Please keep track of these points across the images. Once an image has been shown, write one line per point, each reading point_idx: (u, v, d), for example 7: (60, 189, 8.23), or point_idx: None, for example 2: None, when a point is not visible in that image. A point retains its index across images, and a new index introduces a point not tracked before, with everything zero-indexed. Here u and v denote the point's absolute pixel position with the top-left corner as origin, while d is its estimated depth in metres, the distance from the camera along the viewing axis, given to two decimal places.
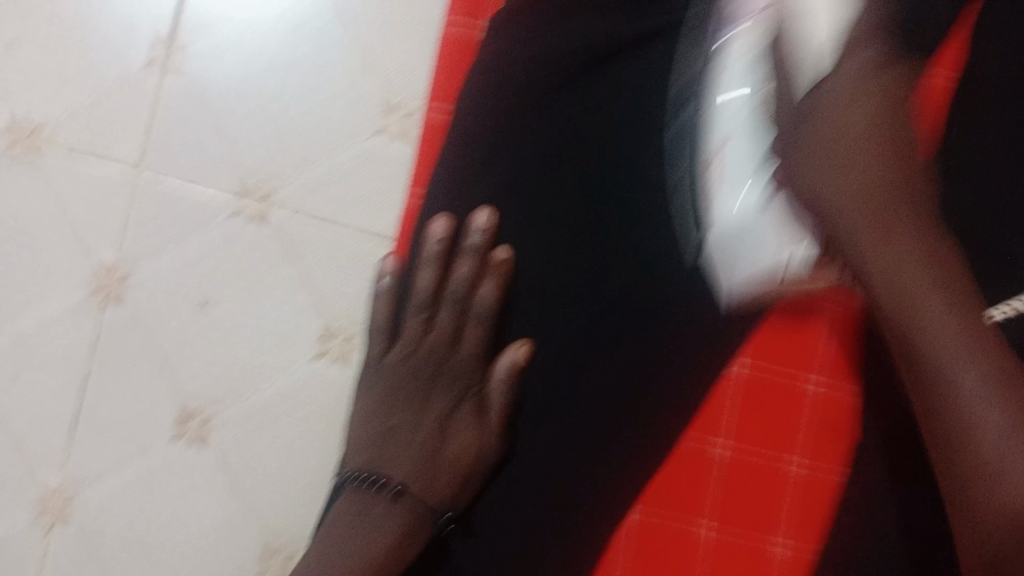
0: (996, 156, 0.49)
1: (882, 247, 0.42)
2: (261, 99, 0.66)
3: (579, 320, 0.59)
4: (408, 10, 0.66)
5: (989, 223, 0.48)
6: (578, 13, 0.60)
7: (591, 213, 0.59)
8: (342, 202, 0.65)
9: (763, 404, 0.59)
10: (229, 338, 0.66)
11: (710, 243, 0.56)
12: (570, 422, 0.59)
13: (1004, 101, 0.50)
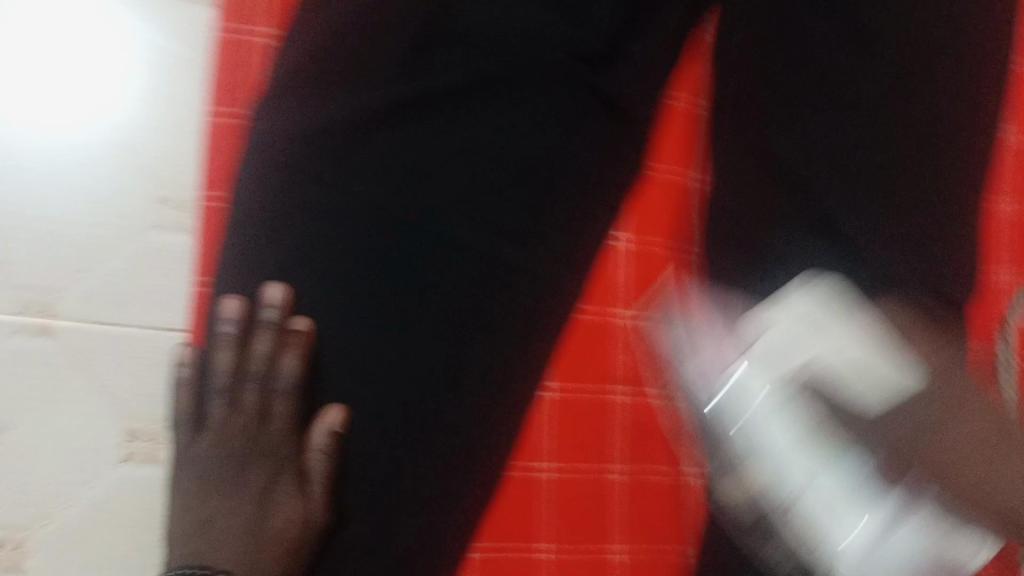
0: (742, 166, 0.63)
1: (948, 423, 0.36)
2: (35, 207, 0.63)
3: (391, 368, 0.61)
4: (175, 100, 0.65)
5: (754, 235, 0.62)
6: (348, 79, 0.60)
7: (379, 266, 0.61)
8: (124, 302, 0.63)
9: (578, 423, 0.66)
10: (32, 462, 0.62)
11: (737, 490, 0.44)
12: (402, 476, 0.61)
13: (744, 121, 0.63)
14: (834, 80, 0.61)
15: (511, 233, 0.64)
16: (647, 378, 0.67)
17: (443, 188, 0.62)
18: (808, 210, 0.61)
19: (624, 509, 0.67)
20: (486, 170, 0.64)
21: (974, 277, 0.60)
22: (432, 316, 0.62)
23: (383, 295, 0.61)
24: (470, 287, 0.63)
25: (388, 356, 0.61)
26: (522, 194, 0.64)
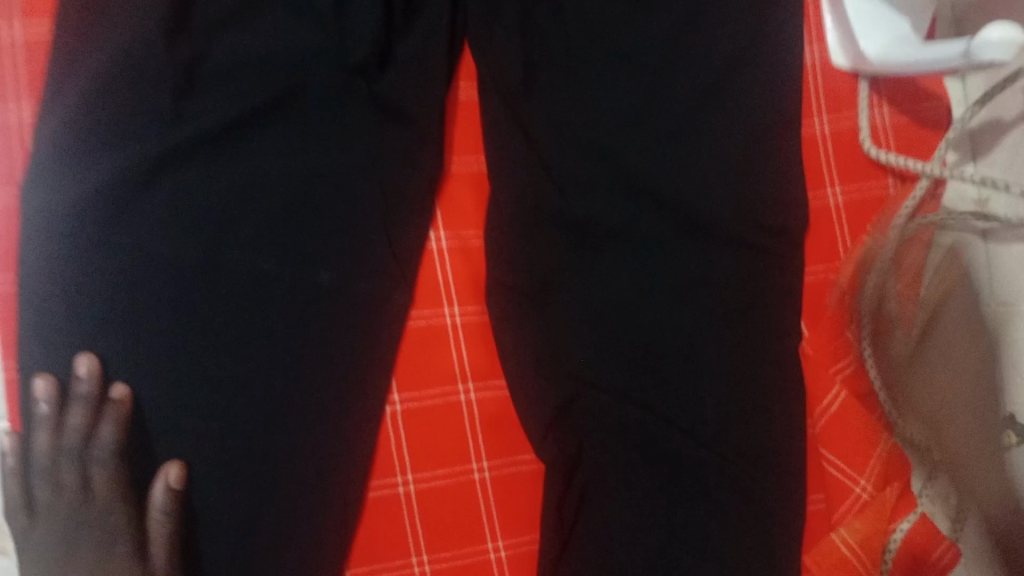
0: (531, 140, 0.68)
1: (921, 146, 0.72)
2: None
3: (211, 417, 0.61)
4: None
5: (559, 204, 0.67)
6: (111, 138, 0.61)
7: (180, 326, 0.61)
8: None
9: (430, 428, 0.68)
10: None
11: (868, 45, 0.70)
12: (253, 509, 0.61)
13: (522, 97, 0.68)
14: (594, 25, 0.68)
15: (310, 252, 0.64)
16: (491, 370, 0.69)
17: (233, 228, 0.63)
18: (608, 170, 0.67)
19: (492, 502, 0.67)
20: (269, 198, 0.63)
21: (781, 195, 0.66)
22: (243, 354, 0.62)
23: (186, 351, 0.61)
24: (278, 318, 0.63)
25: (206, 404, 0.61)
26: (313, 213, 0.64)
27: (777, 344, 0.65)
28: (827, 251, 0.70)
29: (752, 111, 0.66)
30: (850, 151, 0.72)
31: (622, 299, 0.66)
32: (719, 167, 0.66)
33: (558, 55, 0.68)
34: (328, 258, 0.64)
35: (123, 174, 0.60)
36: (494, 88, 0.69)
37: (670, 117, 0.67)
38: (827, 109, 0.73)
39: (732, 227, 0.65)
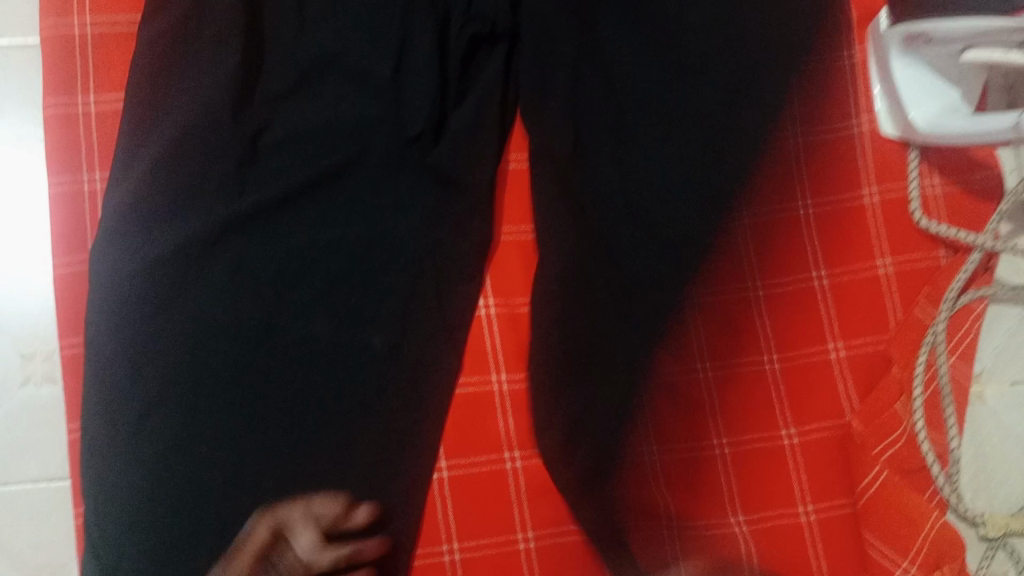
0: (578, 205, 0.69)
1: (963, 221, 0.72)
2: None
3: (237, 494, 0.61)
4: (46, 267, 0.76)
5: (603, 270, 0.68)
6: (183, 191, 0.63)
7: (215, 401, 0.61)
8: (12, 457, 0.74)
9: (474, 496, 0.68)
10: None
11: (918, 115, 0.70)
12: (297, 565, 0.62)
13: (569, 166, 0.69)
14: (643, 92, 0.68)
15: (361, 317, 0.65)
16: (532, 436, 0.69)
17: (278, 304, 0.64)
18: (651, 234, 0.67)
19: (540, 575, 0.67)
20: (319, 263, 0.65)
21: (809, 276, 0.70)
22: (285, 419, 0.63)
23: (220, 422, 0.61)
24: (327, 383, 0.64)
25: (245, 475, 0.61)
26: (366, 285, 0.66)
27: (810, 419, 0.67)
28: (875, 322, 0.70)
29: (784, 193, 0.70)
30: (900, 220, 0.71)
31: (666, 369, 0.67)
32: (756, 242, 0.69)
33: (608, 121, 0.69)
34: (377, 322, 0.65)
35: (179, 245, 0.62)
36: (546, 151, 0.70)
37: (715, 183, 0.67)
38: (878, 174, 0.72)
39: (766, 303, 0.69)
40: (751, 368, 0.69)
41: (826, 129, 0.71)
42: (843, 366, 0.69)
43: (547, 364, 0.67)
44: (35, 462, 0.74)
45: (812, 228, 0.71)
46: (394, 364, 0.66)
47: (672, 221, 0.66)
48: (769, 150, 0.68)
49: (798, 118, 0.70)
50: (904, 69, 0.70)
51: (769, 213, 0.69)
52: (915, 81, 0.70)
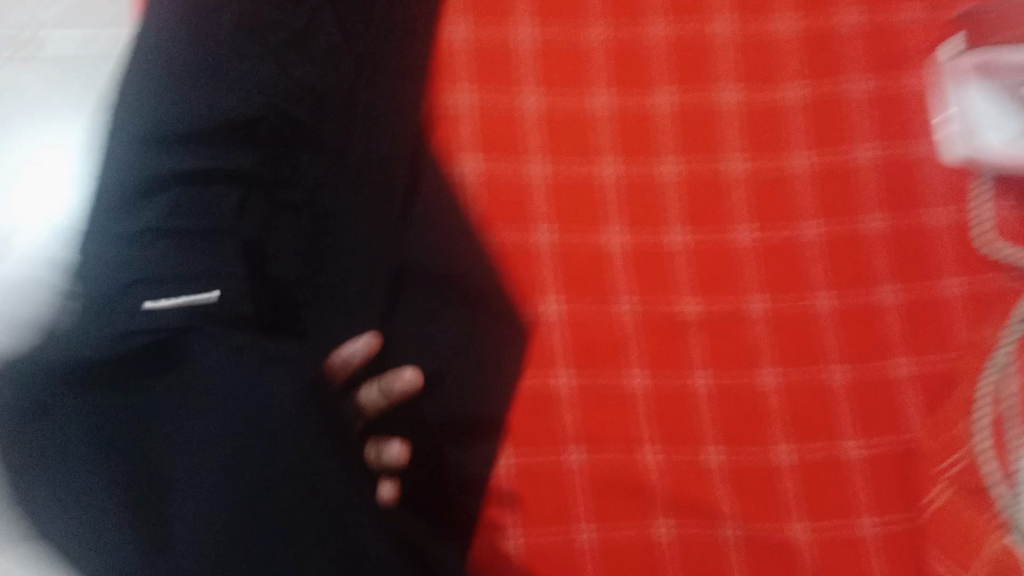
0: (653, 208, 0.71)
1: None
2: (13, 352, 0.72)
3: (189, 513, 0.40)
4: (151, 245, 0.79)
5: (669, 275, 0.69)
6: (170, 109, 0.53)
7: (192, 268, 0.48)
8: None
9: (533, 487, 0.64)
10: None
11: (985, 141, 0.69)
12: None
13: (640, 170, 0.71)
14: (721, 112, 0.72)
15: (436, 309, 0.64)
16: (595, 429, 0.66)
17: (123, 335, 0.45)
18: (718, 247, 0.70)
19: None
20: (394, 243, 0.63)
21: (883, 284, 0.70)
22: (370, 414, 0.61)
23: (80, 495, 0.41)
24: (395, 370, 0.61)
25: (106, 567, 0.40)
26: (148, 320, 0.46)
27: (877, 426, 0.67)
28: (943, 340, 0.68)
29: (853, 203, 0.71)
30: (966, 240, 0.70)
31: (730, 372, 0.68)
32: (824, 253, 0.70)
33: (679, 124, 0.72)
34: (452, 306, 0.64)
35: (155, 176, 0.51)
36: (626, 152, 0.71)
37: (777, 199, 0.71)
38: (946, 196, 0.71)
39: (833, 315, 0.69)
40: (819, 378, 0.68)
41: (894, 147, 0.72)
42: (913, 381, 0.68)
43: (617, 371, 0.67)
44: None
45: (886, 244, 0.70)
46: (468, 353, 0.65)
47: (728, 239, 0.70)
48: (827, 167, 0.71)
49: (859, 141, 0.72)
50: (980, 97, 0.71)
51: (834, 227, 0.70)
52: (984, 111, 0.70)
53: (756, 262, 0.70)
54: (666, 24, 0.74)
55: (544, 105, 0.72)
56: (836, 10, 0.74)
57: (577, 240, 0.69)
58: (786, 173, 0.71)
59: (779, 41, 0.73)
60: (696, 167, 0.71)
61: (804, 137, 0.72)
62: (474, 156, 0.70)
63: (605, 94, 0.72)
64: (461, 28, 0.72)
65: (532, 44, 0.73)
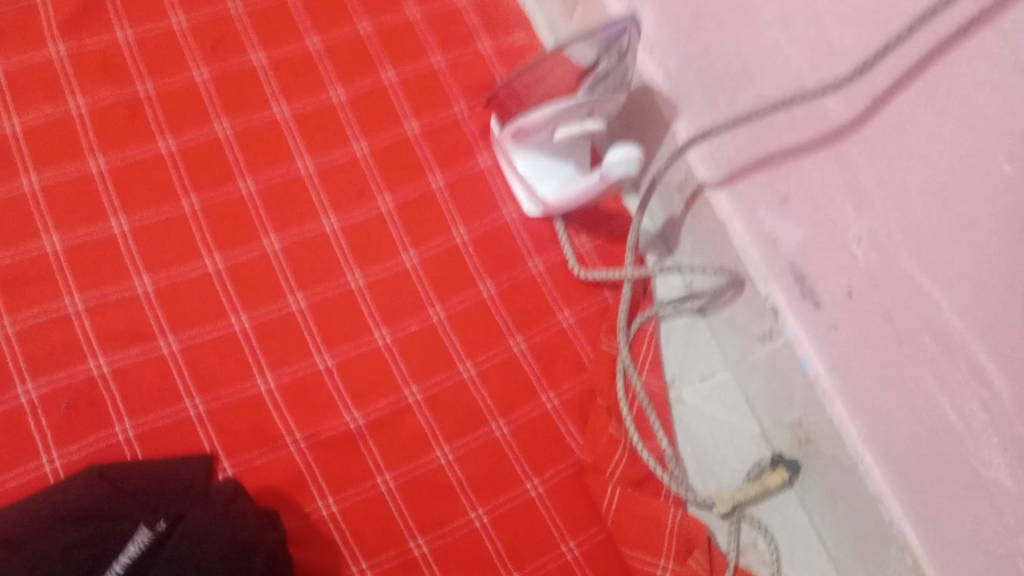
0: (293, 340, 0.74)
1: (610, 258, 0.84)
2: None
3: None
4: None
5: (328, 395, 0.73)
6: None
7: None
8: None
9: None
10: None
11: (551, 197, 0.80)
12: None
13: (267, 310, 0.75)
14: (319, 233, 0.79)
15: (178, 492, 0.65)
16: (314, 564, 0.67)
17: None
18: (360, 356, 0.75)
19: None
20: (4, 498, 0.64)
21: (516, 327, 0.79)
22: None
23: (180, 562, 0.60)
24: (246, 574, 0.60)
25: None
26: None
27: (559, 450, 0.75)
28: (574, 366, 0.78)
29: (467, 268, 0.80)
30: (568, 279, 0.82)
31: (424, 458, 0.72)
32: (456, 331, 0.77)
33: (288, 263, 0.77)
34: (475, 532, 0.70)
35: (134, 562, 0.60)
36: (249, 299, 0.75)
37: (405, 292, 0.78)
38: (533, 248, 0.82)
39: (481, 379, 0.76)
40: (487, 438, 0.74)
41: (480, 222, 0.82)
42: (563, 412, 0.76)
43: (304, 506, 0.69)
44: None
45: (500, 305, 0.79)
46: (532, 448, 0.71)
47: (368, 347, 0.75)
48: (433, 257, 0.80)
49: (453, 225, 0.82)
50: (524, 162, 0.81)
51: (456, 304, 0.78)
52: (532, 169, 0.82)
53: (400, 358, 0.75)
54: (252, 177, 0.80)
55: (159, 285, 0.74)
56: (398, 122, 0.85)
57: (226, 400, 0.70)
58: (401, 272, 0.79)
59: (355, 163, 0.83)
60: (319, 296, 0.77)
61: (406, 237, 0.80)
62: (100, 359, 0.70)
63: (215, 258, 0.76)
64: (51, 242, 0.74)
65: (128, 236, 0.75)
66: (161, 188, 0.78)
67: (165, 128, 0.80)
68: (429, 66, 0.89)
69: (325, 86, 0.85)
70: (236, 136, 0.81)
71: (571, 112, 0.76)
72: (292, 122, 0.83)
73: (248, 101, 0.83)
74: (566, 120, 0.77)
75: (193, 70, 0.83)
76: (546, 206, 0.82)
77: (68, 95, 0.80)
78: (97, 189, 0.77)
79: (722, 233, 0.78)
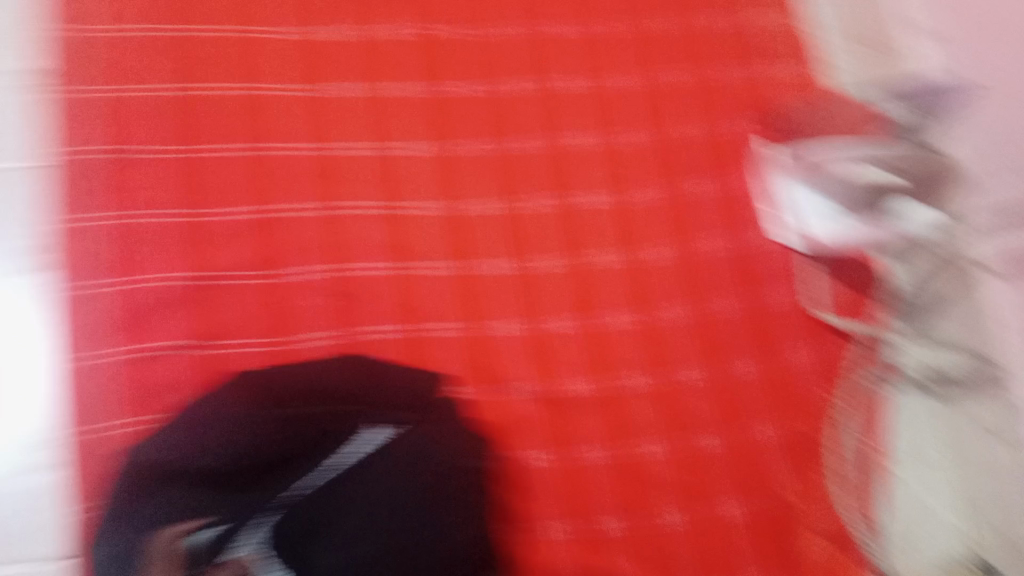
0: (545, 299, 0.78)
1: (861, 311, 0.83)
2: None
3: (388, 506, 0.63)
4: None
5: (564, 358, 0.76)
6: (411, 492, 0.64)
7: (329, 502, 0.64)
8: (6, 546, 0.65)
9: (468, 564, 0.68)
10: None
11: (823, 234, 0.83)
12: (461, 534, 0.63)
13: (528, 263, 0.79)
14: (591, 206, 0.82)
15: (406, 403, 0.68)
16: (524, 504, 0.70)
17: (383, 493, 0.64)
18: (600, 332, 0.78)
19: None
20: (274, 359, 0.71)
21: (751, 350, 0.79)
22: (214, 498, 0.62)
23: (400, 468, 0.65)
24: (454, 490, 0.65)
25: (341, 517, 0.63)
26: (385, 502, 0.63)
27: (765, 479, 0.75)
28: (797, 406, 0.78)
29: (718, 279, 0.81)
30: (811, 321, 0.82)
31: (640, 443, 0.74)
32: (694, 336, 0.79)
33: (556, 227, 0.81)
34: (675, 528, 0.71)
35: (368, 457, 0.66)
36: (515, 249, 0.79)
37: (657, 283, 0.80)
38: (785, 281, 0.83)
39: (707, 389, 0.77)
40: (699, 446, 0.75)
41: (740, 241, 0.83)
42: (777, 445, 0.76)
43: (520, 452, 0.72)
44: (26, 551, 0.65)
45: (741, 325, 0.80)
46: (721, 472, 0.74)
47: (610, 326, 0.78)
48: (690, 260, 0.82)
49: (715, 236, 0.83)
50: (803, 194, 0.84)
51: (700, 310, 0.80)
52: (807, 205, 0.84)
53: (637, 346, 0.78)
54: (543, 139, 0.84)
55: (440, 213, 0.79)
56: (685, 124, 0.87)
57: (475, 334, 0.75)
58: (654, 265, 0.81)
59: (638, 153, 0.85)
60: (577, 264, 0.80)
61: (669, 234, 0.82)
62: (379, 262, 0.76)
63: (494, 203, 0.80)
64: (358, 147, 0.80)
65: (425, 162, 0.81)
66: (462, 126, 0.83)
67: (477, 75, 0.86)
68: (718, 79, 0.90)
69: (625, 74, 0.88)
70: (536, 98, 0.86)
71: (862, 165, 0.83)
72: (587, 100, 0.87)
73: (555, 69, 0.88)
74: (859, 170, 0.83)
75: (508, 28, 0.89)
76: (812, 243, 0.83)
77: (399, 22, 0.86)
78: (408, 112, 0.82)
79: (977, 324, 0.83)
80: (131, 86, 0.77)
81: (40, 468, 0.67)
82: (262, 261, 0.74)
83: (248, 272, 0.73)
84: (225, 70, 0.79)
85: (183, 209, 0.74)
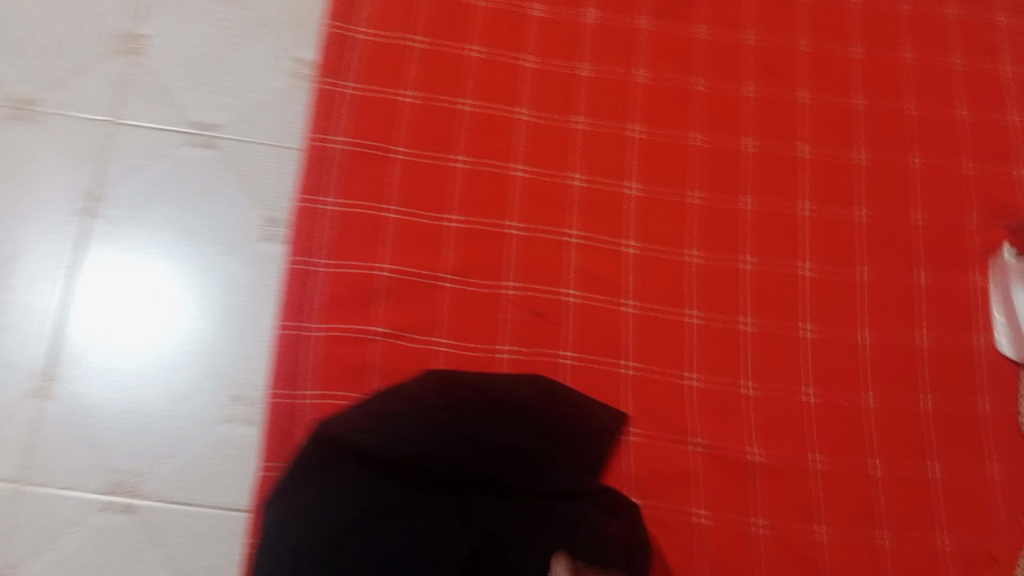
0: (731, 357, 0.77)
1: None
2: (123, 402, 0.73)
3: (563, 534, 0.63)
4: (247, 301, 0.77)
5: (741, 419, 0.75)
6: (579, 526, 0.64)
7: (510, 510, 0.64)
8: (199, 483, 0.72)
9: None
10: None
11: None
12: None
13: (719, 318, 0.78)
14: (792, 272, 0.81)
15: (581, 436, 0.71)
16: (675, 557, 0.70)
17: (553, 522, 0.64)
18: (782, 402, 0.76)
19: None
20: (463, 363, 0.74)
21: (941, 452, 0.75)
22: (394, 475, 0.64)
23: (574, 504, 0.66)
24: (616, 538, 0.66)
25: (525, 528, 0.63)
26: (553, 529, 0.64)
27: None
28: (983, 520, 0.73)
29: (917, 372, 0.78)
30: (1014, 435, 0.76)
31: (805, 524, 0.72)
32: (880, 426, 0.76)
33: (754, 288, 0.80)
34: None
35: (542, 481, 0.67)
36: (708, 301, 0.79)
37: (850, 363, 0.78)
38: (991, 388, 0.78)
39: (886, 482, 0.74)
40: (868, 539, 0.72)
41: (948, 337, 0.79)
42: (952, 557, 0.72)
43: (681, 505, 0.72)
44: (217, 492, 0.72)
45: (933, 424, 0.76)
46: None
47: (794, 399, 0.76)
48: (887, 347, 0.78)
49: (921, 326, 0.79)
50: None
51: (892, 401, 0.76)
52: None
53: (817, 423, 0.75)
54: (756, 198, 0.83)
55: (641, 253, 0.80)
56: (909, 208, 0.84)
57: (655, 376, 0.75)
58: (851, 345, 0.78)
59: (852, 227, 0.83)
60: (769, 329, 0.78)
61: (870, 316, 0.79)
62: (574, 290, 0.77)
63: (695, 253, 0.80)
64: (576, 178, 0.82)
65: (634, 201, 0.82)
66: (676, 172, 0.83)
67: (701, 124, 0.85)
68: (957, 168, 0.85)
69: (854, 147, 0.86)
70: (756, 156, 0.85)
71: None
72: (810, 167, 0.85)
73: (781, 130, 0.86)
74: None
75: (746, 85, 0.87)
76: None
77: (636, 65, 0.87)
78: (626, 151, 0.83)
79: None
80: (376, 87, 0.82)
81: (235, 418, 0.74)
82: (466, 269, 0.77)
83: (451, 276, 0.76)
84: (463, 86, 0.83)
85: (405, 209, 0.78)
